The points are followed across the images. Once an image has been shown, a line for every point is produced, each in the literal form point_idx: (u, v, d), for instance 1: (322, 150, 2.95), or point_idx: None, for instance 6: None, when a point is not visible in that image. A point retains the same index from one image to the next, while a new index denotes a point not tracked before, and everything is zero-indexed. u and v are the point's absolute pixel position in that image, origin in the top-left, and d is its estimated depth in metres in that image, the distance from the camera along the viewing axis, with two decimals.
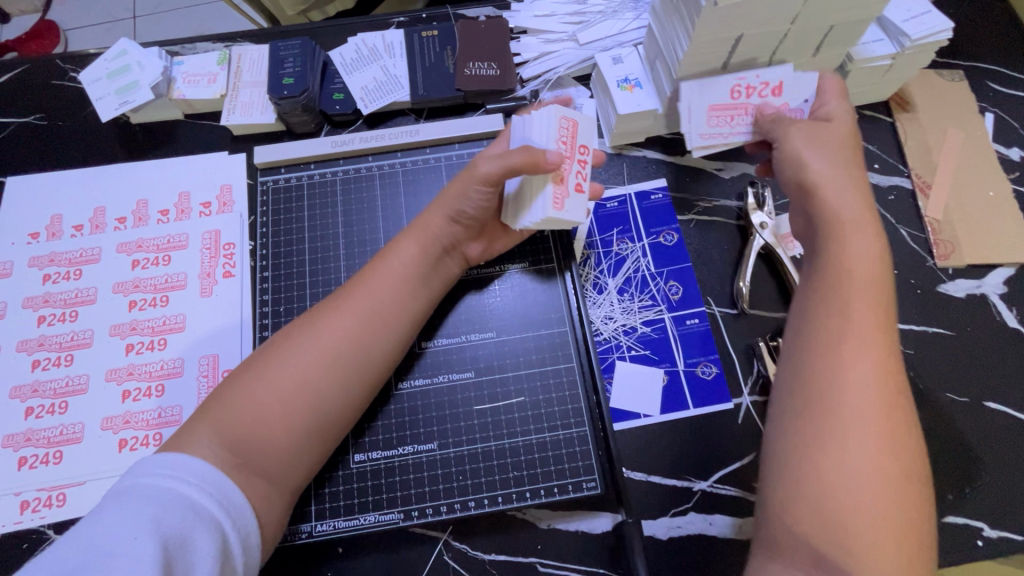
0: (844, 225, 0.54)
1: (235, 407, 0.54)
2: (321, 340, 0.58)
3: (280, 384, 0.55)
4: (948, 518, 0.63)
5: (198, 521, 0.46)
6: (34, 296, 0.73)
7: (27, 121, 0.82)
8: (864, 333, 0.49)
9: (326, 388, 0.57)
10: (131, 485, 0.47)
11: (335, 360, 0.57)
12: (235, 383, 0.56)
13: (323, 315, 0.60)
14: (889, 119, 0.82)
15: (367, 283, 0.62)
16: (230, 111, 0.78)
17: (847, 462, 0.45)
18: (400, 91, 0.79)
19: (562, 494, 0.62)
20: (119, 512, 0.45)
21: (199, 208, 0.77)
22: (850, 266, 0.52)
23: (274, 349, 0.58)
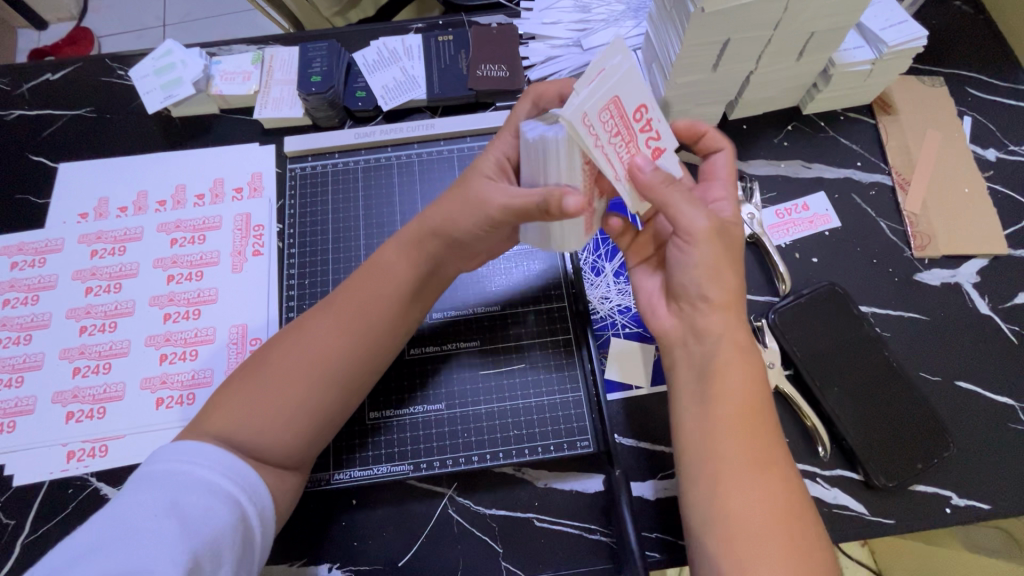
0: (718, 294, 0.59)
1: (236, 411, 0.58)
2: (311, 346, 0.61)
3: (278, 396, 0.59)
4: (918, 486, 0.68)
5: (215, 497, 0.52)
6: (83, 270, 0.80)
7: (78, 114, 0.90)
8: (739, 395, 0.57)
9: (326, 391, 0.61)
10: (153, 470, 0.52)
11: (329, 367, 0.61)
12: (232, 398, 0.59)
13: (311, 326, 0.63)
14: (872, 121, 0.88)
15: (353, 291, 0.65)
16: (263, 106, 0.86)
17: (738, 499, 0.53)
18: (417, 90, 0.86)
19: (557, 452, 0.68)
20: (143, 492, 0.50)
21: (232, 192, 0.84)
22: (719, 341, 0.58)
23: (265, 359, 0.61)
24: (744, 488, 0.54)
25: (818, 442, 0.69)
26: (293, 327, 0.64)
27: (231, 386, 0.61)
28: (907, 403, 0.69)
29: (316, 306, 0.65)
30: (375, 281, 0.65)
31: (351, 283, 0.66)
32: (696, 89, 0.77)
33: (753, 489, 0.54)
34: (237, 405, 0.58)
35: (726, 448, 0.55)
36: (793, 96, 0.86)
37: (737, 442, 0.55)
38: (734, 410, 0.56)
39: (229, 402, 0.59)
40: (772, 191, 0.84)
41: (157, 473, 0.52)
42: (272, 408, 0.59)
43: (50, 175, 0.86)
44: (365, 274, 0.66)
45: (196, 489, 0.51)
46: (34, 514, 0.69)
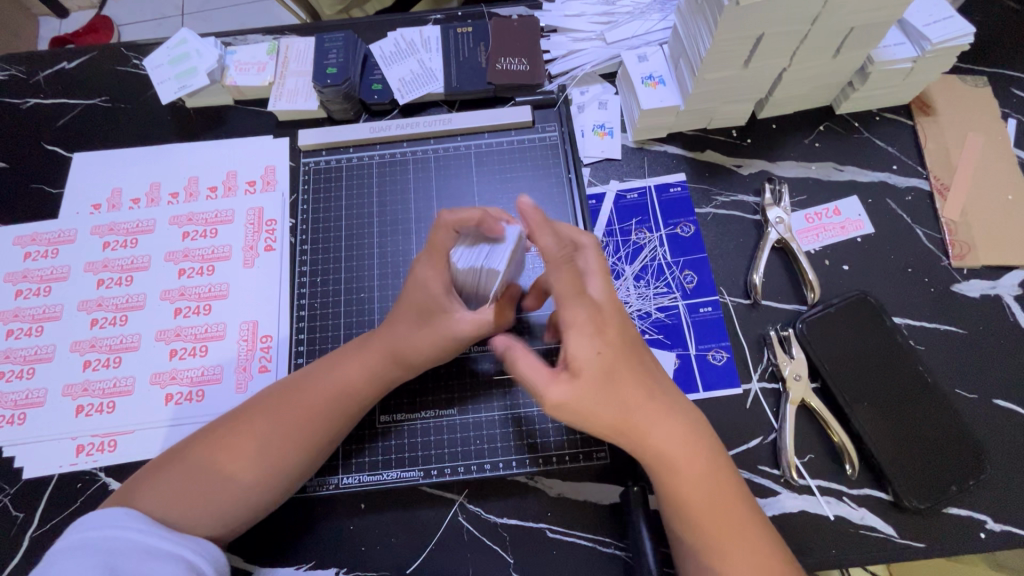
0: (637, 409, 0.55)
1: (158, 498, 0.55)
2: (254, 455, 0.59)
3: (214, 474, 0.57)
4: (951, 509, 0.64)
5: (159, 557, 0.49)
6: (95, 262, 0.79)
7: (93, 103, 0.89)
8: (689, 477, 0.56)
9: (263, 496, 0.59)
10: (83, 540, 0.48)
11: (267, 475, 0.59)
12: (190, 461, 0.58)
13: (250, 428, 0.60)
14: (910, 123, 0.83)
15: (303, 390, 0.62)
16: (277, 97, 0.84)
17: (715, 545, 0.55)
18: (434, 83, 0.84)
19: (572, 462, 0.66)
20: (74, 560, 0.47)
21: (245, 186, 0.83)
22: (658, 442, 0.56)
23: (200, 457, 0.58)
24: (728, 559, 0.55)
25: (846, 460, 0.66)
26: (230, 425, 0.60)
27: (158, 469, 0.58)
28: (941, 422, 0.66)
29: (257, 404, 0.62)
30: (328, 383, 0.63)
31: (301, 381, 0.63)
32: (726, 86, 0.74)
33: (734, 558, 0.55)
34: (158, 494, 0.56)
35: (699, 527, 0.56)
36: (827, 94, 0.82)
37: (704, 524, 0.56)
38: (692, 494, 0.56)
39: (150, 492, 0.56)
40: (801, 194, 0.80)
41: (87, 542, 0.48)
42: (202, 509, 0.56)
43: (64, 165, 0.86)
44: (321, 376, 0.63)
45: (137, 552, 0.49)
46: (42, 507, 0.69)
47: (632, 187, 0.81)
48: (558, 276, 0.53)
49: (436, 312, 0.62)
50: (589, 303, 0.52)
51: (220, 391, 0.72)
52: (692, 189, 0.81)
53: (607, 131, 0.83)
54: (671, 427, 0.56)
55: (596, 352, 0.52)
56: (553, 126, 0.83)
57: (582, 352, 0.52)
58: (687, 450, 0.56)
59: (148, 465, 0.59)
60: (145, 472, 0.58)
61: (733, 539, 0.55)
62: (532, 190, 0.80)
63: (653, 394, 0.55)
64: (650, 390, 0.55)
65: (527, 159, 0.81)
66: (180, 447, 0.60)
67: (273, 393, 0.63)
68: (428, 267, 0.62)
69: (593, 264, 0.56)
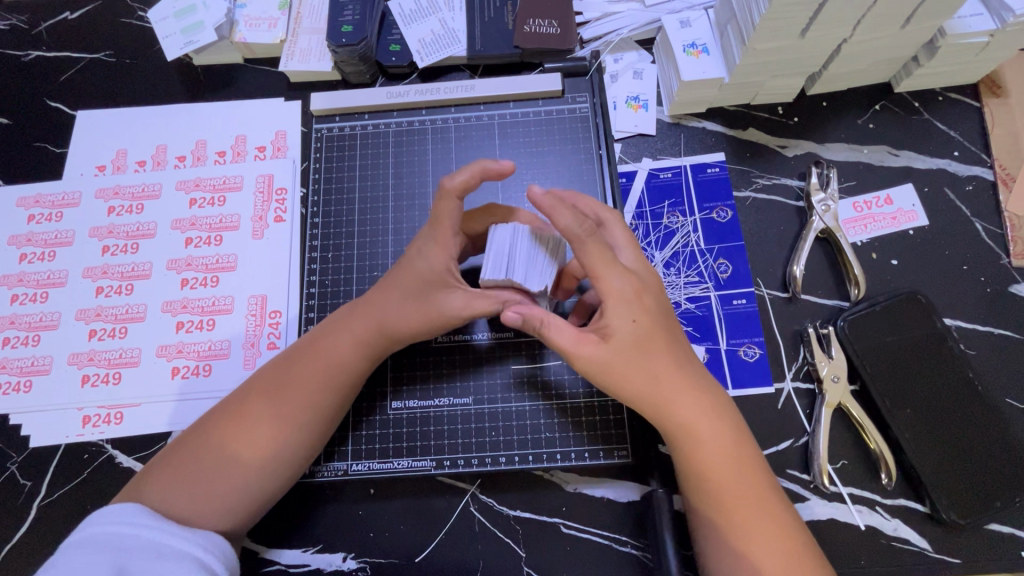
0: (670, 381, 0.55)
1: (161, 489, 0.54)
2: (258, 437, 0.56)
3: (208, 457, 0.56)
4: (991, 525, 0.61)
5: (166, 556, 0.48)
6: (100, 227, 0.76)
7: (97, 57, 0.85)
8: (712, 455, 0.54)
9: (271, 481, 0.57)
10: (94, 534, 0.48)
11: (268, 454, 0.57)
12: (188, 446, 0.56)
13: (257, 409, 0.58)
14: (977, 104, 0.76)
15: (304, 365, 0.60)
16: (289, 57, 0.79)
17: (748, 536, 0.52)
18: (456, 45, 0.78)
19: (592, 460, 0.62)
20: (83, 558, 0.46)
21: (255, 151, 0.78)
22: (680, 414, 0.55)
23: (207, 442, 0.56)
24: (753, 544, 0.52)
25: (882, 469, 0.62)
26: (235, 407, 0.58)
27: (168, 457, 0.56)
28: (989, 433, 0.62)
29: (258, 384, 0.59)
30: (330, 358, 0.60)
31: (298, 359, 0.60)
32: (777, 58, 0.67)
33: (759, 551, 0.52)
34: (167, 485, 0.54)
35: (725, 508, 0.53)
36: (886, 70, 0.74)
37: (728, 511, 0.53)
38: (718, 473, 0.54)
39: (162, 482, 0.54)
40: (849, 180, 0.74)
41: (97, 538, 0.48)
42: (213, 497, 0.54)
43: (68, 123, 0.82)
44: (318, 346, 0.60)
45: (144, 551, 0.47)
46: (49, 477, 0.68)
47: (666, 166, 0.75)
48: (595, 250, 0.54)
49: (433, 288, 0.59)
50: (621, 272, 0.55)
51: (227, 367, 0.70)
52: (731, 171, 0.75)
53: (642, 105, 0.77)
54: (695, 395, 0.55)
55: (632, 320, 0.54)
56: (584, 97, 0.77)
57: (617, 320, 0.54)
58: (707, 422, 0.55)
59: (159, 455, 0.58)
60: (152, 467, 0.56)
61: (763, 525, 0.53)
62: (559, 166, 0.74)
63: (678, 361, 0.56)
64: (677, 357, 0.56)
65: (555, 132, 0.76)
66: (186, 435, 0.58)
67: (271, 372, 0.60)
68: (432, 244, 0.59)
69: (618, 239, 0.59)
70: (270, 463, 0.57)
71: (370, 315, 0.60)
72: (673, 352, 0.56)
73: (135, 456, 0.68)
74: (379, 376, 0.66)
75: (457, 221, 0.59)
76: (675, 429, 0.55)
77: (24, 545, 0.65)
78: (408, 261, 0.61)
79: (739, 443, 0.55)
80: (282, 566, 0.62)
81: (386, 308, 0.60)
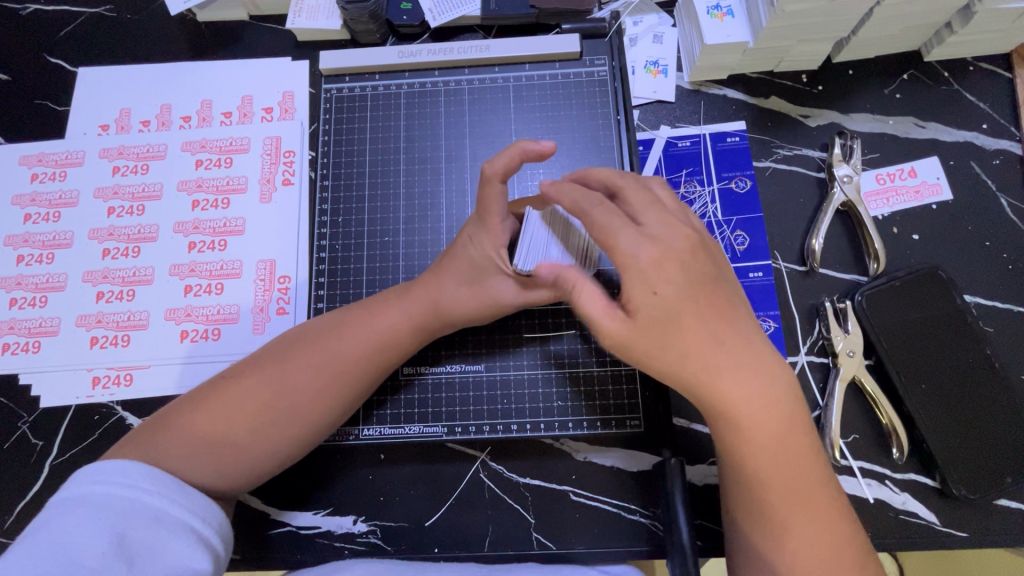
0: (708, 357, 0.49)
1: (179, 450, 0.53)
2: (281, 408, 0.56)
3: (233, 427, 0.55)
4: (1000, 500, 0.61)
5: (164, 522, 0.48)
6: (105, 187, 0.75)
7: (97, 12, 0.82)
8: (757, 448, 0.49)
9: (288, 448, 0.57)
10: (88, 494, 0.48)
11: (296, 423, 0.56)
12: (202, 411, 0.55)
13: (290, 379, 0.56)
14: (1008, 75, 0.73)
15: (334, 335, 0.59)
16: (296, 14, 0.76)
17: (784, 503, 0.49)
18: (470, 4, 0.75)
19: (604, 429, 0.63)
20: (77, 517, 0.46)
21: (262, 113, 0.76)
22: (736, 400, 0.49)
23: (222, 402, 0.55)
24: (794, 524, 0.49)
25: (893, 443, 0.62)
26: (253, 372, 0.57)
27: (181, 415, 0.55)
28: (1003, 410, 0.61)
29: (288, 352, 0.58)
30: (364, 330, 0.59)
31: (330, 331, 0.59)
32: (805, 21, 0.64)
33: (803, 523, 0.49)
34: (182, 448, 0.53)
35: (760, 501, 0.50)
36: (917, 37, 0.71)
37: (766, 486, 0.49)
38: (767, 470, 0.49)
39: (173, 441, 0.53)
40: (873, 152, 0.72)
41: (91, 497, 0.47)
42: (221, 460, 0.54)
43: (68, 80, 0.79)
44: (359, 320, 0.59)
45: (144, 516, 0.47)
46: (61, 437, 0.68)
47: (685, 134, 0.73)
48: (628, 241, 0.49)
49: (486, 275, 0.59)
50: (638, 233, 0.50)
51: (237, 331, 0.69)
52: (752, 140, 0.73)
53: (661, 70, 0.75)
54: (751, 380, 0.49)
55: (654, 292, 0.49)
56: (603, 60, 0.74)
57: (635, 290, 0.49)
58: (770, 417, 0.49)
59: (168, 410, 0.57)
60: (160, 424, 0.55)
61: (800, 517, 0.49)
62: (575, 133, 0.72)
63: (722, 342, 0.49)
64: (722, 338, 0.49)
65: (572, 96, 0.73)
66: (197, 392, 0.57)
67: (298, 339, 0.59)
68: (482, 230, 0.58)
69: (636, 201, 0.52)
70: (285, 430, 0.56)
71: (417, 293, 0.60)
72: (715, 329, 0.49)
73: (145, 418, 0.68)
74: None
75: (504, 205, 0.56)
76: (733, 419, 0.49)
77: (38, 503, 0.66)
78: (460, 246, 0.60)
79: (793, 429, 0.50)
80: (293, 527, 0.63)
81: (436, 289, 0.60)
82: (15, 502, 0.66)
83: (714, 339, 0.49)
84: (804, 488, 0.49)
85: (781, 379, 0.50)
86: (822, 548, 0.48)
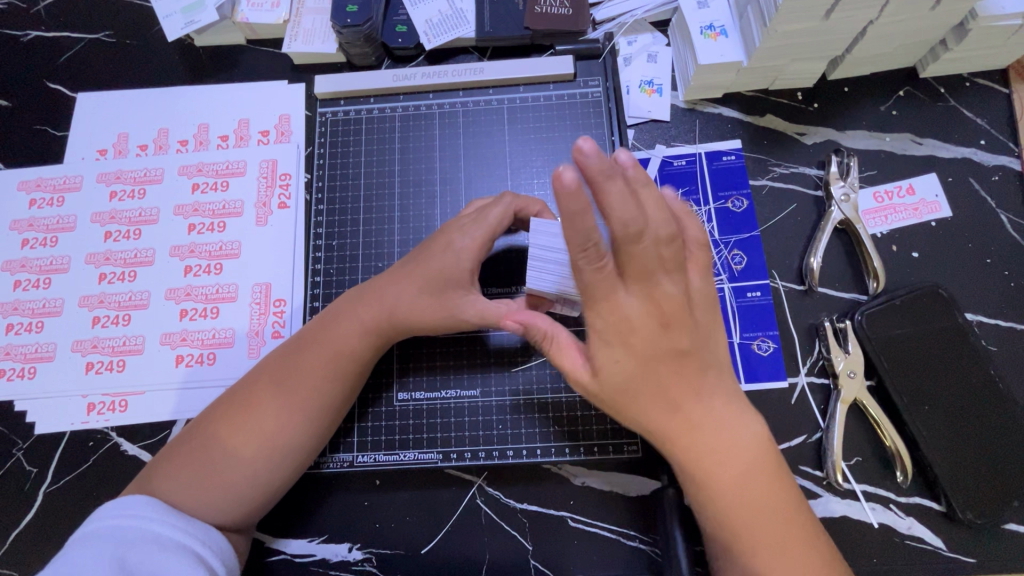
0: (694, 412, 0.48)
1: (174, 485, 0.53)
2: (258, 429, 0.55)
3: (219, 453, 0.55)
4: (1008, 524, 0.60)
5: (166, 548, 0.48)
6: (102, 212, 0.75)
7: (96, 38, 0.83)
8: (736, 500, 0.48)
9: (272, 474, 0.56)
10: (99, 529, 0.48)
11: (276, 447, 0.56)
12: (192, 442, 0.56)
13: (260, 399, 0.57)
14: (1005, 90, 0.73)
15: (294, 354, 0.59)
16: (293, 38, 0.77)
17: (763, 557, 0.47)
18: (465, 26, 0.75)
19: (602, 454, 0.62)
20: (86, 552, 0.46)
21: (258, 136, 0.77)
22: (705, 448, 0.48)
23: (208, 436, 0.56)
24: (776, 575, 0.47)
25: (897, 467, 0.61)
26: (231, 399, 0.58)
27: (176, 449, 0.56)
28: (1007, 431, 0.60)
29: (263, 373, 0.58)
30: (324, 345, 0.58)
31: (301, 348, 0.59)
32: (799, 41, 0.64)
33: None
34: (177, 478, 0.54)
35: (743, 551, 0.48)
36: (912, 55, 0.71)
37: (748, 541, 0.48)
38: (740, 520, 0.48)
39: (170, 476, 0.54)
40: (870, 169, 0.71)
41: (100, 532, 0.48)
42: (217, 491, 0.54)
43: (68, 105, 0.80)
44: (323, 335, 0.59)
45: (146, 542, 0.48)
46: (55, 464, 0.68)
47: (680, 153, 0.73)
48: (612, 307, 0.44)
49: (457, 288, 0.58)
50: (632, 295, 0.43)
51: (232, 355, 0.69)
52: (748, 159, 0.72)
53: (656, 89, 0.74)
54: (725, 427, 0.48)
55: (621, 361, 0.47)
56: (597, 81, 0.75)
57: (609, 358, 0.47)
58: (738, 465, 0.48)
59: (166, 448, 0.57)
60: (163, 457, 0.56)
61: (772, 558, 0.47)
62: (570, 153, 0.72)
63: (698, 396, 0.48)
64: (696, 390, 0.48)
65: (566, 118, 0.73)
66: (193, 426, 0.58)
67: (269, 363, 0.59)
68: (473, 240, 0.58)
69: (589, 276, 0.43)
70: (266, 453, 0.55)
71: (372, 304, 0.59)
72: (693, 387, 0.48)
73: (140, 444, 0.68)
74: (385, 366, 0.65)
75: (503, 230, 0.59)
76: (711, 471, 0.48)
77: (31, 531, 0.66)
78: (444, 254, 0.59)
79: (760, 481, 0.49)
80: (288, 555, 0.62)
81: (394, 297, 0.58)
82: (8, 530, 0.66)
83: (689, 394, 0.48)
84: (767, 539, 0.48)
85: (750, 434, 0.49)
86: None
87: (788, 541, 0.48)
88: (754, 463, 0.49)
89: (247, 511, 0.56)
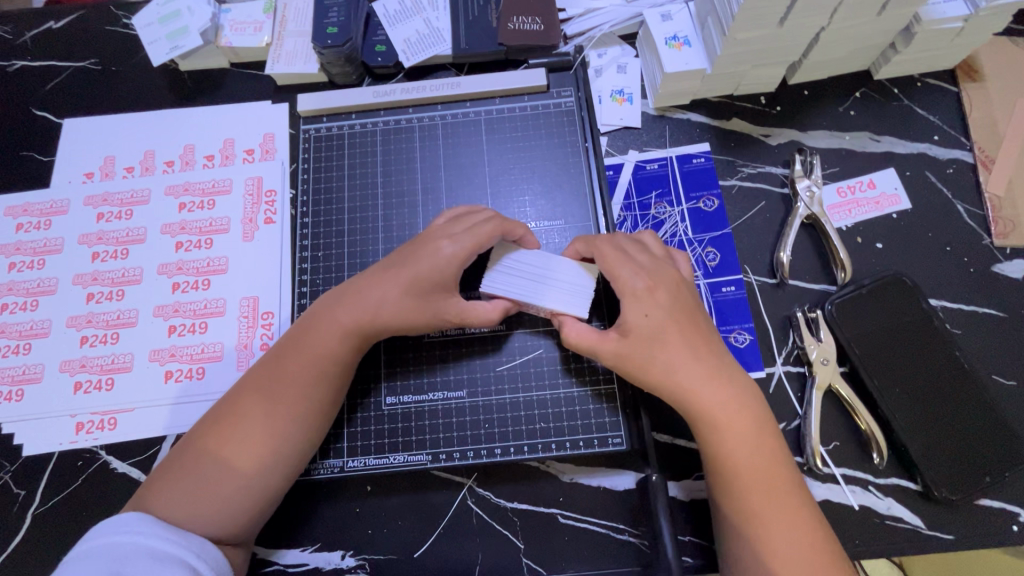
0: (694, 370, 0.56)
1: (168, 501, 0.54)
2: (246, 439, 0.56)
3: (210, 465, 0.55)
4: (982, 500, 0.62)
5: (162, 562, 0.48)
6: (89, 233, 0.76)
7: (82, 66, 0.85)
8: (738, 454, 0.54)
9: (262, 483, 0.56)
10: (95, 544, 0.49)
11: (265, 455, 0.56)
12: (184, 458, 0.56)
13: (246, 409, 0.58)
14: (955, 89, 0.77)
15: (277, 363, 0.60)
16: (275, 60, 0.79)
17: (766, 503, 0.53)
18: (441, 44, 0.78)
19: (588, 449, 0.63)
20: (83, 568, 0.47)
21: (243, 155, 0.79)
22: (709, 402, 0.55)
23: (198, 450, 0.56)
24: (769, 521, 0.52)
25: (873, 449, 0.63)
26: (218, 413, 0.58)
27: (168, 466, 0.56)
28: (975, 410, 0.62)
29: (247, 384, 0.59)
30: (304, 353, 0.59)
31: (282, 358, 0.60)
32: (757, 47, 0.67)
33: (772, 522, 0.52)
34: (170, 493, 0.54)
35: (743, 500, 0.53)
36: (865, 58, 0.75)
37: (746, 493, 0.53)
38: (741, 470, 0.54)
39: (163, 492, 0.54)
40: (833, 166, 0.75)
41: (96, 549, 0.48)
42: (210, 503, 0.54)
43: (54, 131, 0.82)
44: (303, 343, 0.60)
45: (142, 557, 0.48)
46: (43, 485, 0.67)
47: (652, 157, 0.76)
48: (627, 274, 0.58)
49: (439, 291, 0.60)
50: (634, 268, 0.59)
51: (221, 369, 0.70)
52: (717, 161, 0.76)
53: (627, 97, 0.78)
54: (733, 393, 0.55)
55: (646, 314, 0.57)
56: (569, 91, 0.78)
57: (633, 314, 0.57)
58: (742, 419, 0.55)
59: (158, 465, 0.58)
60: (155, 476, 0.56)
61: (767, 503, 0.53)
62: (546, 161, 0.75)
63: (698, 355, 0.56)
64: (696, 350, 0.56)
65: (541, 127, 0.76)
66: (183, 443, 0.58)
67: (254, 374, 0.60)
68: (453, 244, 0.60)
69: (607, 252, 0.60)
70: (256, 462, 0.56)
71: (352, 310, 0.60)
72: (693, 346, 0.56)
73: (130, 461, 0.68)
74: (372, 371, 0.66)
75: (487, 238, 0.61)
76: (713, 421, 0.55)
77: (19, 554, 0.65)
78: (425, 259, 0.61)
79: (762, 436, 0.55)
80: (282, 566, 0.62)
81: (378, 303, 0.60)
82: None
83: (692, 352, 0.56)
84: (768, 486, 0.53)
85: (747, 394, 0.56)
86: (795, 534, 0.51)
87: (781, 488, 0.54)
88: (758, 418, 0.56)
89: (240, 524, 0.56)
